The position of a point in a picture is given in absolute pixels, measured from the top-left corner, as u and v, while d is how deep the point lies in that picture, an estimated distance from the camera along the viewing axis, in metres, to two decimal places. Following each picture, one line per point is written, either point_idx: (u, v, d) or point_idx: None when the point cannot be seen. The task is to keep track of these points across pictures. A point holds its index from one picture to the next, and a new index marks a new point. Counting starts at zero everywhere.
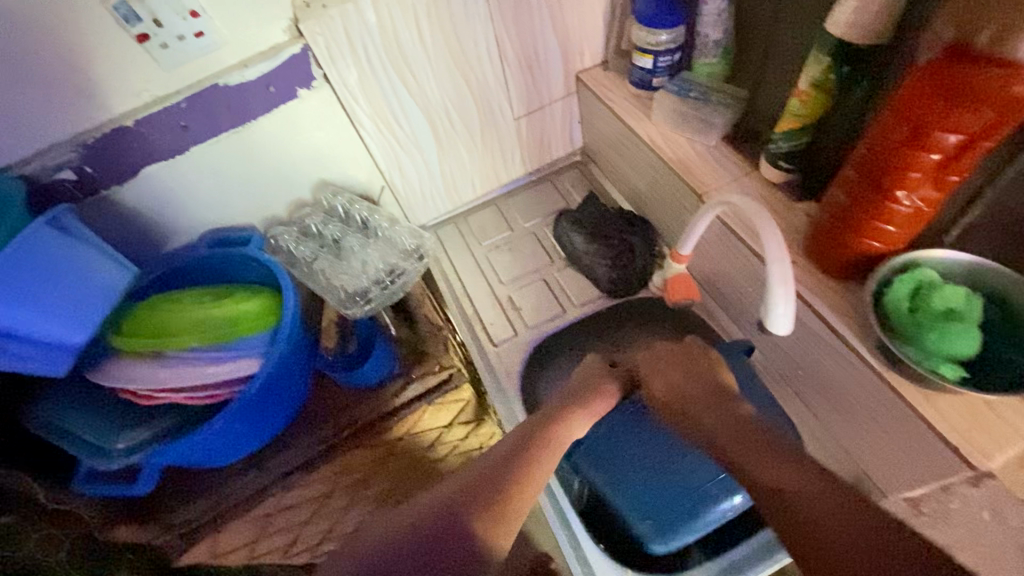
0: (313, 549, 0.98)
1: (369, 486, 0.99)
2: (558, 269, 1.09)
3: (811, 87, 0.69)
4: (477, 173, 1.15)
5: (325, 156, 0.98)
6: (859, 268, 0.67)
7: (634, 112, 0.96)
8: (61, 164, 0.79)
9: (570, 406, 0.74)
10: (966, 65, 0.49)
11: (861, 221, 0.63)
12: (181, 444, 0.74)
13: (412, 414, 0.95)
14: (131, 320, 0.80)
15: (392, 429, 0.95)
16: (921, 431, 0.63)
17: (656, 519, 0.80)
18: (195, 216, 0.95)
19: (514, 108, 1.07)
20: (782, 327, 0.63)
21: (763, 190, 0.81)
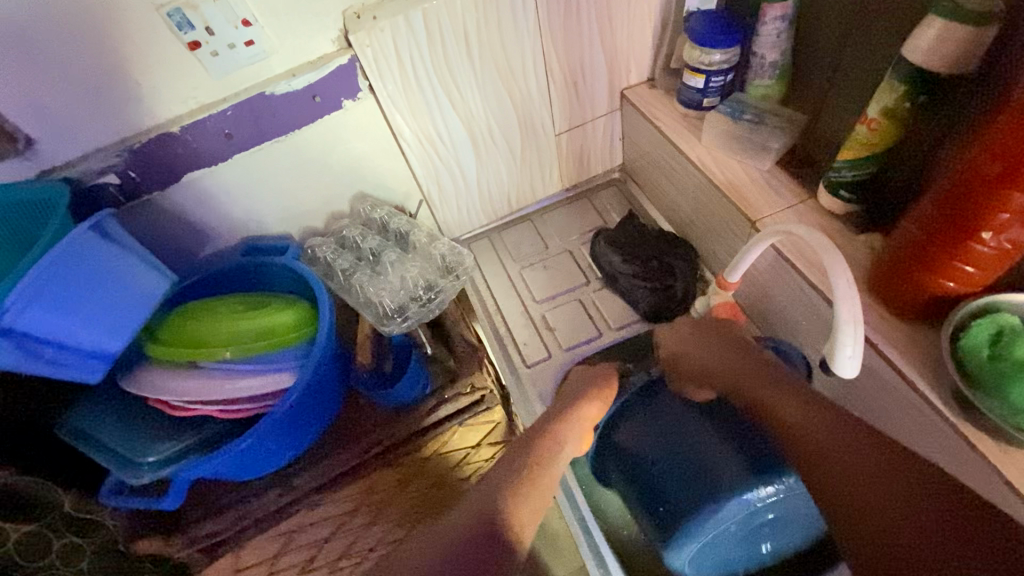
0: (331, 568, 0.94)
1: (393, 506, 0.96)
2: (594, 290, 1.06)
3: (881, 115, 0.65)
4: (514, 188, 1.13)
5: (364, 167, 0.96)
6: (931, 309, 0.63)
7: (682, 132, 0.93)
8: (106, 168, 0.78)
9: (567, 415, 0.72)
10: None
11: (938, 261, 0.59)
12: (212, 458, 0.73)
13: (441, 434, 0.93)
14: (169, 328, 0.79)
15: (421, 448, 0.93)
16: (1000, 490, 0.58)
17: (675, 504, 0.73)
18: (232, 223, 0.94)
19: (556, 124, 1.04)
20: (849, 370, 0.58)
21: (820, 219, 0.77)
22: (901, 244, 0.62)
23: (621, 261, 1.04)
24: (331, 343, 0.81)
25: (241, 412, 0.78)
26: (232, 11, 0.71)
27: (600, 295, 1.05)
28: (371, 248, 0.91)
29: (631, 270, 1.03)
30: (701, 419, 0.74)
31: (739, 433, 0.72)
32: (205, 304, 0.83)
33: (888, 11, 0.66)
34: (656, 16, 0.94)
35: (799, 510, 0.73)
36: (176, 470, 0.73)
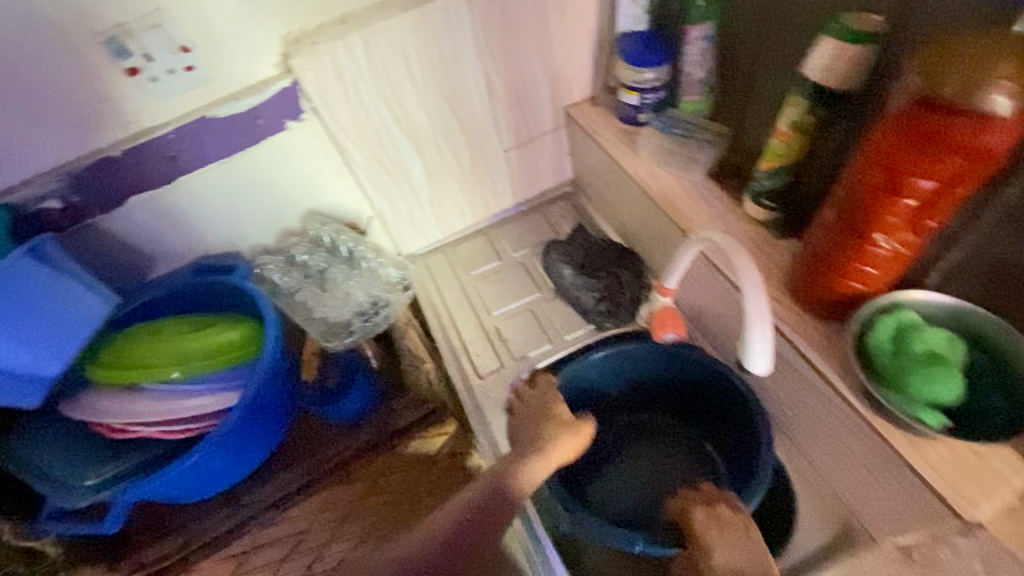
0: None
1: (350, 523, 0.93)
2: (546, 301, 1.08)
3: (790, 128, 0.70)
4: (467, 203, 1.15)
5: (313, 186, 0.98)
6: (842, 308, 0.67)
7: (621, 147, 0.97)
8: (47, 194, 0.79)
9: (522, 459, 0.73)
10: (935, 115, 0.49)
11: (842, 263, 0.63)
12: (155, 479, 0.73)
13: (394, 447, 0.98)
14: (111, 350, 0.79)
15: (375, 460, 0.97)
16: (908, 478, 0.61)
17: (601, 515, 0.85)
18: (181, 245, 0.94)
19: (503, 141, 1.08)
20: (762, 367, 0.63)
21: (746, 227, 0.81)
22: (811, 248, 0.66)
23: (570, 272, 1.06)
24: (278, 361, 0.82)
25: (184, 431, 0.78)
26: (170, 37, 0.73)
27: (552, 306, 1.07)
28: (318, 266, 0.92)
29: (581, 281, 1.05)
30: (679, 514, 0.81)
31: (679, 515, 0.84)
32: (151, 325, 0.82)
33: (791, 33, 0.71)
34: (592, 38, 0.98)
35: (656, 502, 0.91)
36: (117, 493, 0.73)
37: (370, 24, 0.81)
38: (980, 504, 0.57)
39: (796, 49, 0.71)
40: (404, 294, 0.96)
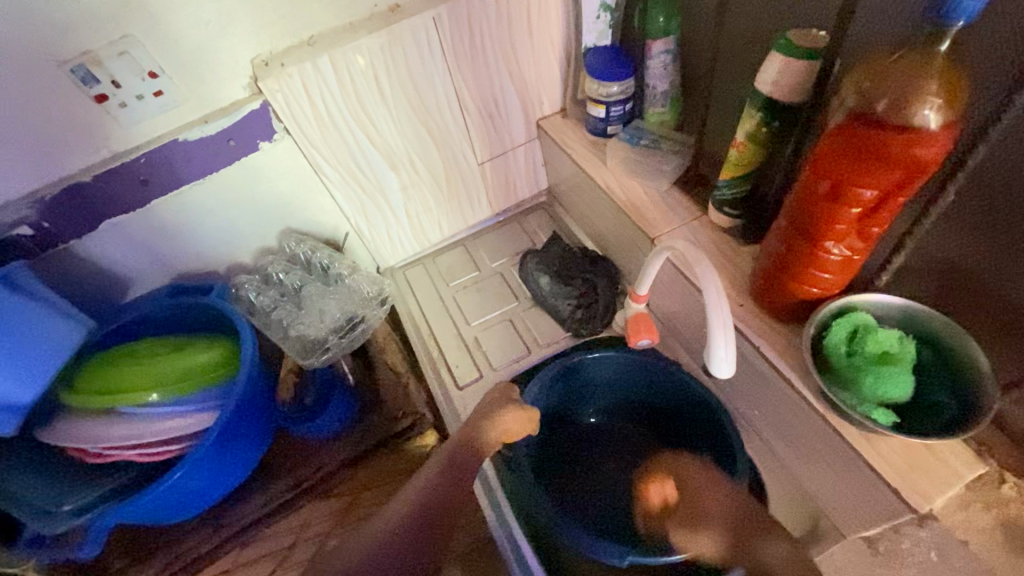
0: None
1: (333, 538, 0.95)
2: (524, 309, 1.10)
3: (747, 139, 0.72)
4: (443, 216, 1.17)
5: (288, 204, 0.99)
6: (800, 312, 0.70)
7: (590, 158, 0.99)
8: (18, 221, 0.79)
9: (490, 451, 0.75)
10: (870, 129, 0.52)
11: (797, 268, 0.65)
12: (134, 502, 0.73)
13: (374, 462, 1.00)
14: (85, 375, 0.78)
15: (358, 475, 0.98)
16: (867, 474, 0.64)
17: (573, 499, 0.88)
18: (157, 265, 0.95)
19: (476, 154, 1.10)
20: (725, 370, 0.64)
21: (711, 234, 0.83)
22: (771, 255, 0.68)
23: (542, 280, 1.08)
24: (255, 379, 0.82)
25: (162, 454, 0.78)
26: (137, 64, 0.74)
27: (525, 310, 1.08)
28: (294, 284, 0.92)
29: (558, 289, 1.08)
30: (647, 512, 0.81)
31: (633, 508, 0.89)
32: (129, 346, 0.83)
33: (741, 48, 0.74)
34: (560, 52, 1.01)
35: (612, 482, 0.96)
36: (94, 518, 0.73)
37: (338, 46, 0.83)
38: (933, 497, 0.59)
39: (749, 61, 0.74)
40: (381, 308, 0.96)
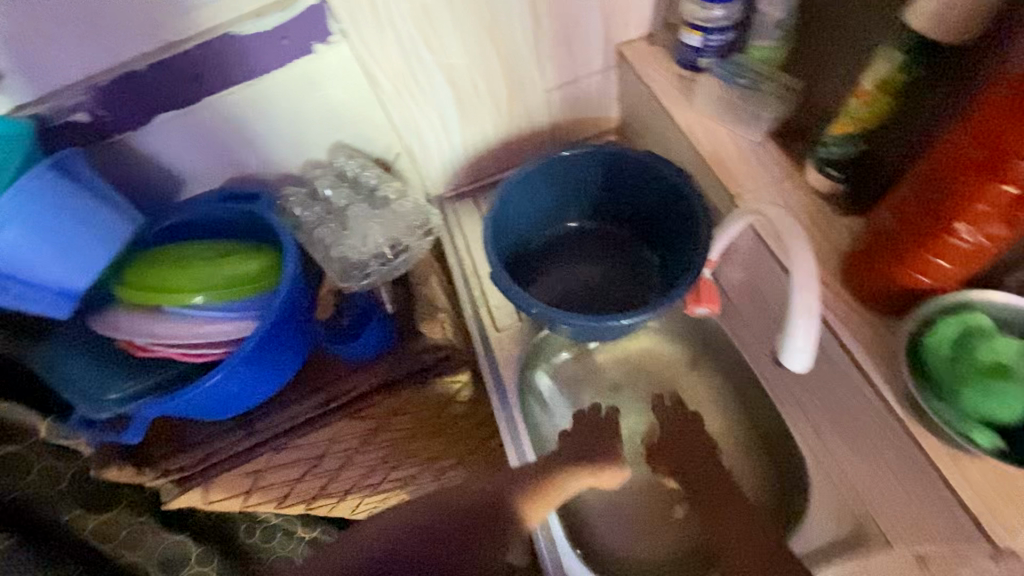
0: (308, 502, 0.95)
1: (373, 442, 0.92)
2: (598, 240, 0.98)
3: (875, 87, 0.61)
4: (502, 148, 1.05)
5: (344, 118, 0.93)
6: (898, 299, 0.61)
7: (673, 94, 0.86)
8: (75, 106, 0.77)
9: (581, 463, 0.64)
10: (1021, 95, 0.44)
11: (909, 252, 0.56)
12: (174, 399, 0.73)
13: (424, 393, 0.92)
14: (133, 271, 0.78)
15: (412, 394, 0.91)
16: (939, 490, 0.57)
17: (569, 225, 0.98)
18: (211, 168, 0.92)
19: (546, 79, 0.96)
20: (801, 363, 0.58)
21: (804, 198, 0.72)
22: (876, 234, 0.60)
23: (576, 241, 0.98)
24: (295, 296, 0.80)
25: (203, 356, 0.78)
26: None
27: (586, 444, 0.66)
28: (340, 202, 0.91)
29: (586, 220, 0.99)
30: (587, 248, 0.98)
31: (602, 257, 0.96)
32: (182, 244, 0.83)
33: None
34: None
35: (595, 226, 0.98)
36: (138, 407, 0.73)
37: None
38: (1020, 534, 0.52)
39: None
40: (427, 240, 0.92)
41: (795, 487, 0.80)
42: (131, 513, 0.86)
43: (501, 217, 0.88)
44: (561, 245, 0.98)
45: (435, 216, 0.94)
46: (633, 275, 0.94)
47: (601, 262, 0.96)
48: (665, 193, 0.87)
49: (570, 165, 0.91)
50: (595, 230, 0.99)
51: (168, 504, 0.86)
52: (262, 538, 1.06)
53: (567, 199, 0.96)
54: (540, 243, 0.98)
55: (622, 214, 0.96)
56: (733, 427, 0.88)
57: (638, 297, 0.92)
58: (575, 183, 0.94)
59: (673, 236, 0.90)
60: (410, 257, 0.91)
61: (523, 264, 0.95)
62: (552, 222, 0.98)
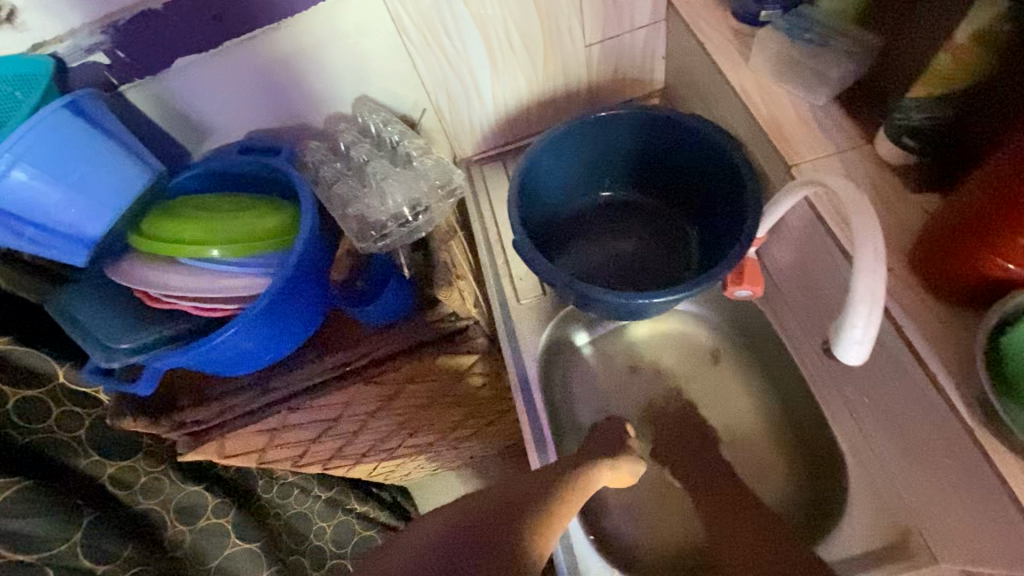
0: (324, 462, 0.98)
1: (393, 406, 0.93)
2: (634, 212, 0.92)
3: (972, 40, 0.52)
4: (536, 108, 0.98)
5: (370, 70, 0.88)
6: (975, 288, 0.53)
7: (728, 51, 0.77)
8: (93, 46, 0.74)
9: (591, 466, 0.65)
10: None
11: (997, 233, 0.49)
12: (184, 353, 0.72)
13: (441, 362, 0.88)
14: (149, 221, 0.76)
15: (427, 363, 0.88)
16: (1006, 509, 0.50)
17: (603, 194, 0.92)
18: (232, 119, 0.89)
19: (586, 32, 0.88)
20: (855, 357, 0.51)
21: (871, 171, 0.64)
22: (957, 211, 0.52)
23: (609, 212, 0.92)
24: (311, 255, 0.77)
25: (216, 311, 0.76)
26: None
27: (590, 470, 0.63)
28: (361, 158, 0.88)
29: (622, 190, 0.92)
30: (621, 220, 0.91)
31: (637, 230, 0.90)
32: (200, 196, 0.81)
33: None
34: None
35: (631, 197, 0.92)
36: (149, 359, 0.72)
37: None
38: None
39: None
40: (448, 201, 0.87)
41: (828, 490, 0.74)
42: (151, 462, 0.87)
43: (530, 182, 0.83)
44: (593, 215, 0.92)
45: (459, 177, 0.88)
46: (670, 251, 0.88)
47: (635, 235, 0.90)
48: (711, 161, 0.80)
49: (608, 126, 0.83)
50: (631, 202, 0.92)
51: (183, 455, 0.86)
52: (278, 494, 1.07)
53: (603, 168, 0.89)
54: (572, 213, 0.92)
55: (661, 184, 0.89)
56: (766, 421, 0.82)
57: (672, 274, 0.86)
58: (613, 148, 0.87)
59: (717, 209, 0.82)
60: (431, 219, 0.87)
61: (550, 232, 0.90)
62: (584, 191, 0.91)
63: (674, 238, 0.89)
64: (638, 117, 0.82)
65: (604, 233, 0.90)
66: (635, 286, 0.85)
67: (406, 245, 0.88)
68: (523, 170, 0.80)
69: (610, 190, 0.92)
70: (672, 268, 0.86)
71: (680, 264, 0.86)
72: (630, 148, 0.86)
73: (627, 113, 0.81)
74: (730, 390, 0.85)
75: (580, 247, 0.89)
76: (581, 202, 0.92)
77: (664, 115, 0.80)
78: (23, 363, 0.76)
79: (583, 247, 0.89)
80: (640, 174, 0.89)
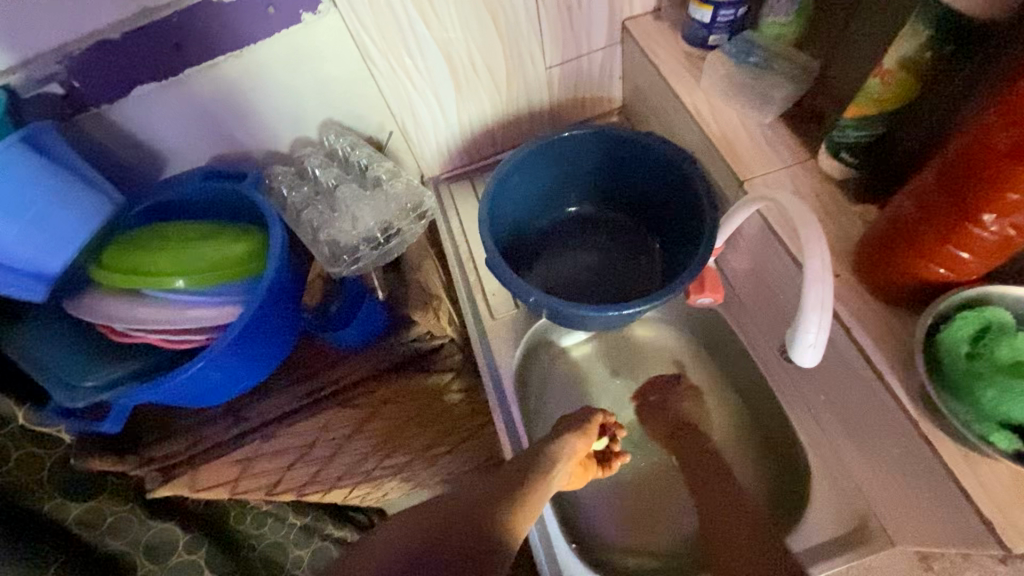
0: None
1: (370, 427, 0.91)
2: (600, 226, 0.95)
3: (898, 66, 0.58)
4: (500, 128, 1.00)
5: (336, 95, 0.88)
6: (911, 290, 0.58)
7: (681, 73, 0.81)
8: (47, 77, 0.72)
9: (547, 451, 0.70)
10: None
11: (930, 241, 0.53)
12: (154, 388, 0.70)
13: (418, 381, 0.91)
14: (112, 253, 0.74)
15: (405, 382, 0.91)
16: (952, 494, 0.54)
17: (569, 210, 0.95)
18: (195, 146, 0.87)
19: (546, 56, 0.91)
20: (809, 360, 0.55)
21: (815, 185, 0.69)
22: (893, 221, 0.56)
23: (576, 227, 0.95)
24: (281, 282, 0.77)
25: (186, 343, 0.75)
26: None
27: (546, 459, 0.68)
28: (330, 182, 0.88)
29: (588, 206, 0.95)
30: (588, 235, 0.94)
31: (603, 244, 0.93)
32: (163, 226, 0.79)
33: None
34: None
35: (597, 212, 0.95)
36: (117, 396, 0.71)
37: None
38: None
39: None
40: (421, 223, 0.88)
41: (795, 484, 0.77)
42: (116, 501, 0.84)
43: (498, 201, 0.85)
44: (560, 231, 0.95)
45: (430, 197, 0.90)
46: (637, 263, 0.91)
47: (602, 249, 0.93)
48: (669, 177, 0.84)
49: (572, 145, 0.86)
50: (597, 217, 0.95)
51: (151, 492, 0.83)
52: (251, 524, 1.04)
53: (568, 185, 0.92)
54: (539, 230, 0.94)
55: (625, 199, 0.93)
56: (733, 421, 0.86)
57: (640, 285, 0.89)
58: (577, 166, 0.90)
59: (677, 222, 0.87)
60: (403, 240, 0.88)
61: (518, 248, 0.92)
62: (551, 208, 0.94)
63: (640, 248, 0.93)
64: (600, 136, 0.85)
65: (571, 248, 0.93)
66: (603, 298, 0.88)
67: (378, 266, 0.89)
68: (490, 188, 0.82)
69: (576, 206, 0.95)
70: (639, 278, 0.90)
71: (647, 274, 0.90)
72: (594, 165, 0.90)
73: (590, 132, 0.85)
74: (698, 394, 0.89)
75: (549, 262, 0.92)
76: (547, 219, 0.95)
77: (625, 135, 0.84)
78: None
79: (552, 261, 0.92)
80: (605, 190, 0.93)
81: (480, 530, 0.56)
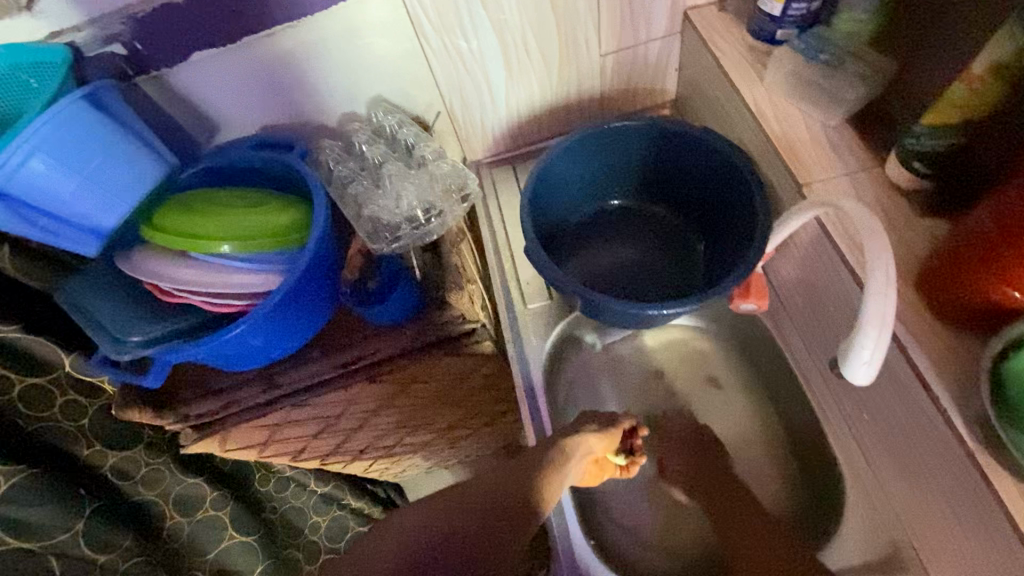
0: (324, 457, 0.97)
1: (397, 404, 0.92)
2: (643, 222, 0.93)
3: (989, 72, 0.54)
4: (547, 114, 0.98)
5: (387, 72, 0.88)
6: (980, 314, 0.55)
7: (744, 67, 0.78)
8: (111, 37, 0.74)
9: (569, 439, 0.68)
10: None
11: (1009, 262, 0.50)
12: (196, 347, 0.72)
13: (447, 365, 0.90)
14: (163, 214, 0.76)
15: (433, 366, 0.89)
16: (1003, 532, 0.51)
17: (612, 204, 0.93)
18: (246, 114, 0.88)
19: (602, 42, 0.89)
20: (861, 377, 0.53)
21: (880, 194, 0.65)
22: (968, 237, 0.53)
23: (618, 220, 0.93)
24: (322, 253, 0.77)
25: (228, 306, 0.76)
26: None
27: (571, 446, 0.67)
28: (375, 158, 0.89)
29: (632, 200, 0.93)
30: (629, 230, 0.92)
31: (645, 241, 0.91)
32: (213, 192, 0.80)
33: None
34: None
35: (640, 207, 0.93)
36: (160, 352, 0.73)
37: None
38: None
39: None
40: (462, 204, 0.88)
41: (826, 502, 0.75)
42: (151, 454, 0.87)
43: (541, 188, 0.83)
44: (601, 224, 0.93)
45: (473, 179, 0.89)
46: (679, 262, 0.89)
47: (643, 246, 0.91)
48: (722, 175, 0.81)
49: (622, 136, 0.84)
50: (640, 212, 0.93)
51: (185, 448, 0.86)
52: (275, 488, 1.06)
53: (614, 177, 0.90)
54: (581, 221, 0.93)
55: (672, 195, 0.90)
56: (765, 432, 0.84)
57: (681, 285, 0.87)
58: (626, 158, 0.87)
59: (725, 222, 0.84)
60: (443, 222, 0.88)
61: (557, 238, 0.90)
62: (593, 199, 0.92)
63: (683, 248, 0.90)
64: (653, 127, 0.83)
65: (612, 242, 0.91)
66: (640, 295, 0.86)
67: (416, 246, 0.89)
68: (534, 173, 0.81)
69: (620, 199, 0.93)
70: (681, 278, 0.87)
71: (688, 274, 0.88)
72: (643, 158, 0.87)
73: (643, 124, 0.82)
74: (730, 401, 0.87)
75: (587, 254, 0.90)
76: (588, 211, 0.93)
77: (679, 129, 0.81)
78: (28, 349, 0.75)
79: (590, 253, 0.90)
80: (652, 184, 0.90)
81: (502, 522, 0.57)
